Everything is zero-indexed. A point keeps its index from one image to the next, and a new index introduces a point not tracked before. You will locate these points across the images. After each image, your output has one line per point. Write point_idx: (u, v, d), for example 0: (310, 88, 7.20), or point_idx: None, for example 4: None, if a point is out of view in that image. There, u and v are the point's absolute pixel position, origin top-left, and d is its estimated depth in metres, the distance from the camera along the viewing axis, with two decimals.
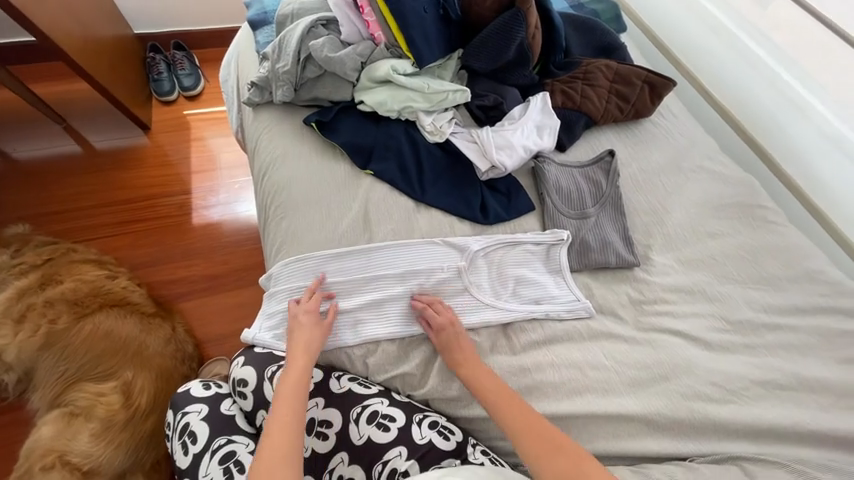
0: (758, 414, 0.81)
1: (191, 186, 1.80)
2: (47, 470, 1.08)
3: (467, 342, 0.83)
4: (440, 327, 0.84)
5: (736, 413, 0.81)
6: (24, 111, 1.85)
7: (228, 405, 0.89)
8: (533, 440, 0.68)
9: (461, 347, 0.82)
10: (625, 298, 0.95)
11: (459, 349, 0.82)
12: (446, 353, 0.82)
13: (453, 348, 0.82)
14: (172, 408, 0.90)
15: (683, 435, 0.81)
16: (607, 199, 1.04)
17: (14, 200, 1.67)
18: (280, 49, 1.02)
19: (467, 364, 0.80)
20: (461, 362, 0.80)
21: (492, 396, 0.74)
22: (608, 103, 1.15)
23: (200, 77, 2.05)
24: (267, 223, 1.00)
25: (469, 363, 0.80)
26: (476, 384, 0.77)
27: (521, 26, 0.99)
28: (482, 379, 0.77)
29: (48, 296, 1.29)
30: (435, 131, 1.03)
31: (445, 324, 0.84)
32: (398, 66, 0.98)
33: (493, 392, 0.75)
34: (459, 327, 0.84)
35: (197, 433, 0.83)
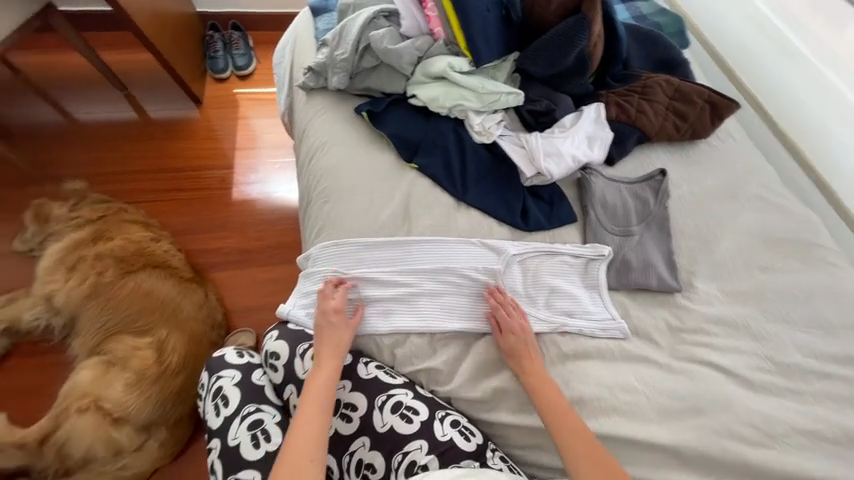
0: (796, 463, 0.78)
1: (234, 162, 1.87)
2: (83, 412, 1.16)
3: (534, 350, 0.83)
4: (512, 331, 0.84)
5: (772, 458, 0.78)
6: (90, 76, 1.96)
7: (259, 375, 0.92)
8: (590, 464, 0.70)
9: (530, 357, 0.82)
10: (662, 323, 0.92)
11: (527, 357, 0.82)
12: (513, 360, 0.82)
13: (522, 357, 0.82)
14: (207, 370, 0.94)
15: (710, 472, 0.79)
16: (653, 219, 1.01)
17: (74, 158, 1.78)
18: (340, 36, 1.03)
19: (535, 373, 0.80)
20: (530, 372, 0.80)
21: (555, 413, 0.75)
22: (665, 120, 1.10)
23: (253, 58, 2.11)
24: (310, 206, 1.03)
25: (536, 374, 0.80)
26: (540, 397, 0.77)
27: (584, 34, 0.97)
28: (547, 394, 0.77)
29: (98, 249, 1.37)
30: (484, 132, 1.02)
31: (515, 328, 0.84)
32: (454, 63, 0.98)
33: (553, 405, 0.76)
34: (530, 335, 0.84)
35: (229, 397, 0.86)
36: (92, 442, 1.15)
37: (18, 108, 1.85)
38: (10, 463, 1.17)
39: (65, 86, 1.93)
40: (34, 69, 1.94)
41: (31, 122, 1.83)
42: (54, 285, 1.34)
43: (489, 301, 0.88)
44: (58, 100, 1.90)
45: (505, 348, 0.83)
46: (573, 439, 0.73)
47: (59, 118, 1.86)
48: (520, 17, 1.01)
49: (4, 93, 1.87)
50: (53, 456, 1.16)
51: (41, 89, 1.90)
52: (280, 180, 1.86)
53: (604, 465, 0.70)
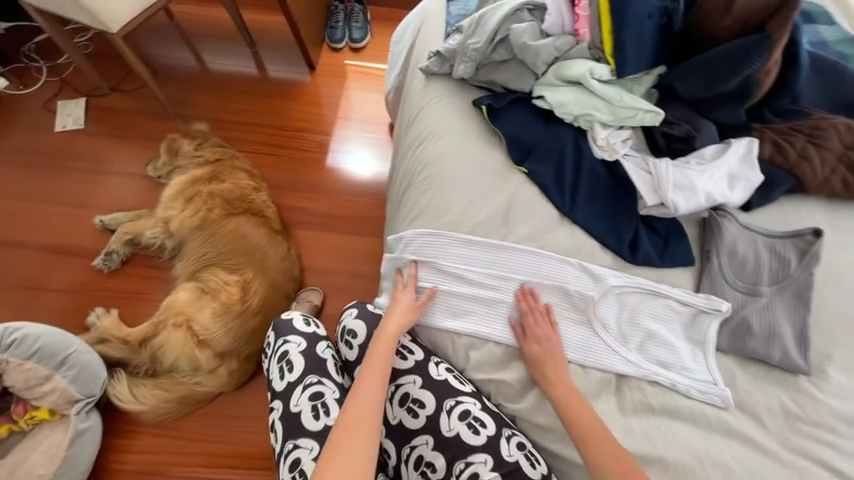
0: None
1: (333, 130, 1.97)
2: (177, 327, 1.33)
3: (562, 364, 0.80)
4: (536, 338, 0.82)
5: None
6: (226, 29, 2.16)
7: (322, 349, 0.95)
8: None
9: (555, 365, 0.79)
10: (777, 405, 0.80)
11: (550, 363, 0.79)
12: (536, 364, 0.80)
13: (545, 364, 0.79)
14: (275, 331, 0.99)
15: None
16: (790, 284, 0.86)
17: (202, 102, 1.99)
18: (476, 24, 1.01)
19: (556, 380, 0.77)
20: (552, 381, 0.77)
21: (580, 423, 0.72)
22: (833, 172, 0.93)
23: (368, 32, 2.17)
24: (410, 190, 1.03)
25: (561, 382, 0.77)
26: (565, 406, 0.74)
27: (760, 57, 0.82)
28: (572, 403, 0.74)
29: (212, 188, 1.53)
30: (606, 147, 0.94)
31: (540, 336, 0.82)
32: (595, 69, 0.90)
33: (584, 421, 0.72)
34: (557, 342, 0.82)
35: (294, 364, 0.91)
36: (179, 355, 1.31)
37: (166, 49, 2.10)
38: (115, 354, 1.37)
39: (205, 36, 2.14)
40: (183, 17, 2.17)
41: (173, 64, 2.07)
42: (173, 212, 1.53)
43: (520, 301, 0.86)
44: (198, 48, 2.12)
45: (526, 355, 0.81)
46: (599, 448, 0.69)
47: (196, 64, 2.08)
48: (682, 28, 0.91)
49: (157, 35, 2.13)
50: (147, 356, 1.35)
51: (186, 36, 2.14)
52: (351, 151, 1.93)
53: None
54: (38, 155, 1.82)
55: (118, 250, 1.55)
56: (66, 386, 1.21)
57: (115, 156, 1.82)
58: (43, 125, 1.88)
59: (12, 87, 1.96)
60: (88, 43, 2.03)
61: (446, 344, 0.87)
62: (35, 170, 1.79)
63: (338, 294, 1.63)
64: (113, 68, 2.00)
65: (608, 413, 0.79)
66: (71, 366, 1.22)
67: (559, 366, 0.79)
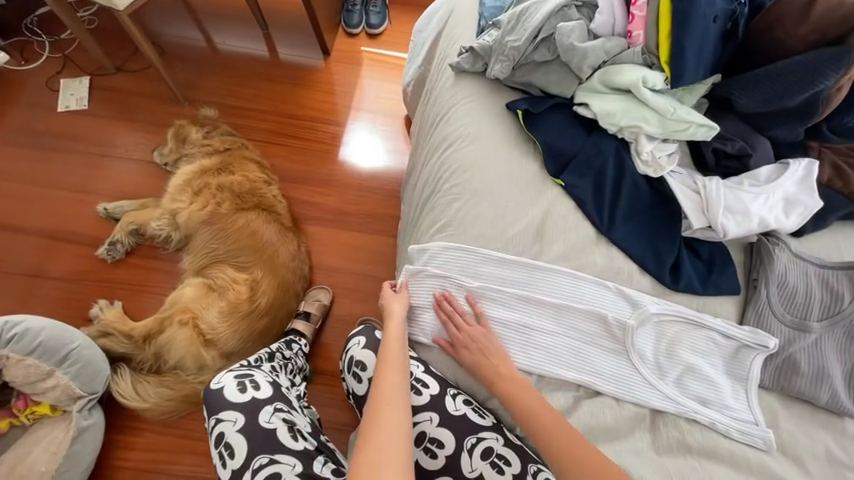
0: None
1: (346, 121, 1.88)
2: (182, 326, 1.28)
3: (504, 364, 0.75)
4: (465, 344, 0.78)
5: None
6: (237, 8, 2.06)
7: (266, 417, 0.81)
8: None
9: (492, 364, 0.75)
10: (821, 450, 0.75)
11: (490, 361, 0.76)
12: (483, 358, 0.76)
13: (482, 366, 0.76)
14: (207, 408, 0.85)
15: None
16: (843, 320, 0.80)
17: (211, 85, 1.90)
18: (517, 20, 0.92)
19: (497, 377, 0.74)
20: (493, 382, 0.73)
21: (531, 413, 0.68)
22: None
23: (386, 18, 2.06)
24: (434, 198, 0.96)
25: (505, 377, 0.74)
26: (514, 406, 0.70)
27: (836, 71, 0.74)
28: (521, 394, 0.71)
29: (221, 180, 1.46)
30: (652, 163, 0.87)
31: (467, 340, 0.78)
32: (649, 78, 0.82)
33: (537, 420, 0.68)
34: (489, 341, 0.78)
35: (235, 447, 0.78)
36: (184, 354, 1.27)
37: (173, 27, 2.00)
38: (118, 349, 1.33)
39: (216, 15, 2.04)
40: None
41: (181, 42, 1.98)
42: (180, 205, 1.46)
43: (438, 310, 0.82)
44: (207, 27, 2.02)
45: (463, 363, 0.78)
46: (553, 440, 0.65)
47: (205, 45, 1.98)
48: (746, 35, 0.84)
49: (165, 11, 2.03)
50: (152, 353, 1.31)
51: (195, 13, 2.04)
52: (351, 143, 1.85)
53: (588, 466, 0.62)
54: (39, 137, 1.74)
55: (122, 240, 1.50)
56: (68, 383, 1.17)
57: (119, 140, 1.75)
58: (44, 104, 1.80)
59: (13, 62, 1.87)
60: (93, 18, 1.93)
61: (472, 373, 0.80)
62: (36, 152, 1.72)
63: (347, 294, 1.57)
64: (118, 46, 1.91)
65: (642, 452, 0.74)
66: (74, 362, 1.18)
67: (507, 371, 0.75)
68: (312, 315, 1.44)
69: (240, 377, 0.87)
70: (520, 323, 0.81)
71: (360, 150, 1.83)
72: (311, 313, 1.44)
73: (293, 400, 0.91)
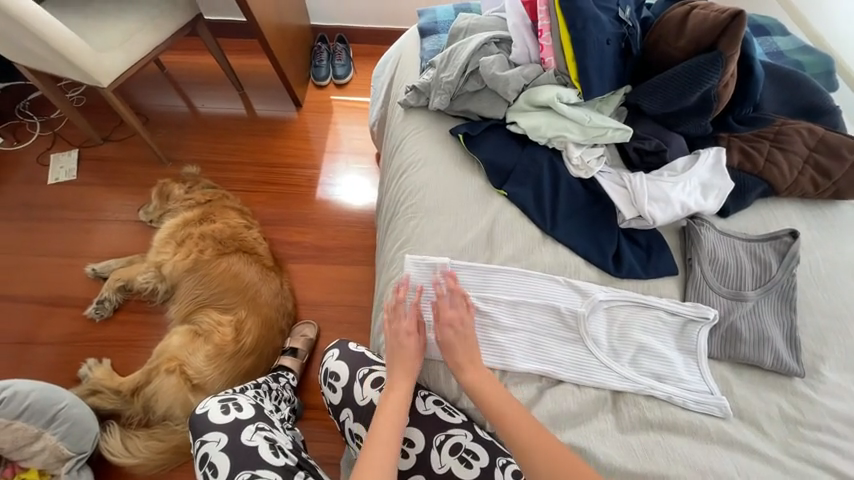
0: None
1: (321, 163, 2.01)
2: (169, 373, 1.29)
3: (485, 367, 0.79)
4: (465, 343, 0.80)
5: None
6: (215, 75, 2.25)
7: (248, 435, 0.85)
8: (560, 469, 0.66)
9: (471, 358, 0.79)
10: (775, 410, 0.79)
11: (464, 347, 0.80)
12: (447, 354, 0.79)
13: (458, 347, 0.80)
14: (192, 432, 0.89)
15: None
16: (774, 286, 0.87)
17: (193, 145, 2.03)
18: (448, 59, 1.06)
19: (468, 364, 0.78)
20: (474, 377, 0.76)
21: (491, 403, 0.74)
22: (801, 173, 0.96)
23: (351, 69, 2.26)
24: (395, 220, 1.04)
25: (473, 367, 0.78)
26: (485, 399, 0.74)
27: (717, 72, 0.86)
28: (479, 380, 0.76)
29: (202, 230, 1.53)
30: (582, 166, 0.98)
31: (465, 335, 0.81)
32: (563, 94, 0.95)
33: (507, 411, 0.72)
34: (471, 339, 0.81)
35: (217, 466, 0.81)
36: (173, 402, 1.27)
37: (156, 98, 2.17)
38: (107, 406, 1.35)
39: (196, 83, 2.23)
40: (173, 66, 2.26)
41: (164, 110, 2.14)
42: (164, 257, 1.52)
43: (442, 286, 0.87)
44: (188, 94, 2.19)
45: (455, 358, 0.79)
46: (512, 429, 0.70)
47: (186, 109, 2.14)
48: (640, 51, 0.99)
49: (148, 84, 2.21)
50: (140, 406, 1.32)
51: (176, 83, 2.22)
52: (339, 182, 1.96)
53: (550, 450, 0.67)
54: (31, 209, 1.84)
55: (110, 297, 1.55)
56: (57, 443, 1.18)
57: (107, 205, 1.85)
58: (36, 179, 1.91)
59: (6, 144, 2.01)
60: (81, 97, 2.11)
61: (440, 376, 0.85)
62: (29, 224, 1.81)
63: (333, 326, 1.62)
64: (106, 120, 2.06)
65: (606, 432, 0.78)
66: (62, 422, 1.18)
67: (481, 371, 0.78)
68: (298, 350, 1.49)
69: (223, 400, 0.92)
70: (500, 324, 0.87)
71: (350, 190, 1.94)
72: (298, 348, 1.49)
73: (275, 421, 0.97)
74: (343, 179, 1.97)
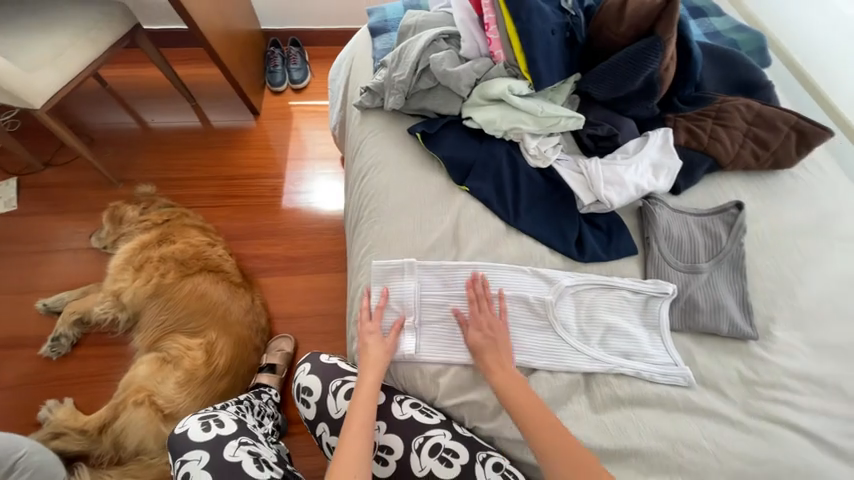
0: None
1: (285, 171, 1.95)
2: (138, 405, 1.22)
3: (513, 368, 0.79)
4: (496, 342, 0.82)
5: None
6: (163, 87, 2.14)
7: (231, 451, 0.82)
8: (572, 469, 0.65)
9: (499, 357, 0.80)
10: (735, 374, 0.83)
11: (493, 352, 0.80)
12: (480, 359, 0.80)
13: (488, 353, 0.80)
14: (172, 453, 0.85)
15: None
16: (726, 256, 0.92)
17: (145, 163, 1.93)
18: (398, 58, 1.04)
19: (498, 368, 0.78)
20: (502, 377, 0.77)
21: (518, 404, 0.73)
22: (742, 147, 1.02)
23: (308, 72, 2.21)
24: (360, 224, 1.02)
25: (504, 371, 0.78)
26: (512, 400, 0.74)
27: (657, 57, 0.90)
28: (508, 383, 0.76)
29: (162, 251, 1.45)
30: (539, 156, 0.99)
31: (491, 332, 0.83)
32: (514, 86, 0.95)
33: (533, 415, 0.71)
34: (502, 338, 0.82)
35: None
36: (144, 435, 1.21)
37: (100, 115, 2.05)
38: (74, 447, 1.27)
39: (143, 97, 2.11)
40: (116, 81, 2.13)
41: (111, 128, 2.02)
42: (122, 283, 1.43)
43: (470, 291, 0.87)
44: (136, 109, 2.07)
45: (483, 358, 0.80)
46: (537, 428, 0.69)
47: (134, 125, 2.03)
48: (585, 39, 1.00)
49: (90, 102, 2.07)
50: (110, 443, 1.25)
51: (122, 99, 2.09)
52: (305, 189, 1.91)
53: (568, 450, 0.67)
54: None
55: (66, 333, 1.46)
56: None
57: (55, 234, 1.73)
58: None
59: None
60: (15, 120, 1.95)
61: (416, 378, 0.84)
62: None
63: (311, 337, 1.58)
64: (46, 143, 1.92)
65: (581, 415, 0.80)
66: (23, 471, 1.01)
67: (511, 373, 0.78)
68: (276, 366, 1.45)
69: (204, 417, 0.88)
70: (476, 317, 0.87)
71: (317, 196, 1.90)
72: (275, 364, 1.45)
73: (259, 435, 0.93)
74: (309, 186, 1.92)
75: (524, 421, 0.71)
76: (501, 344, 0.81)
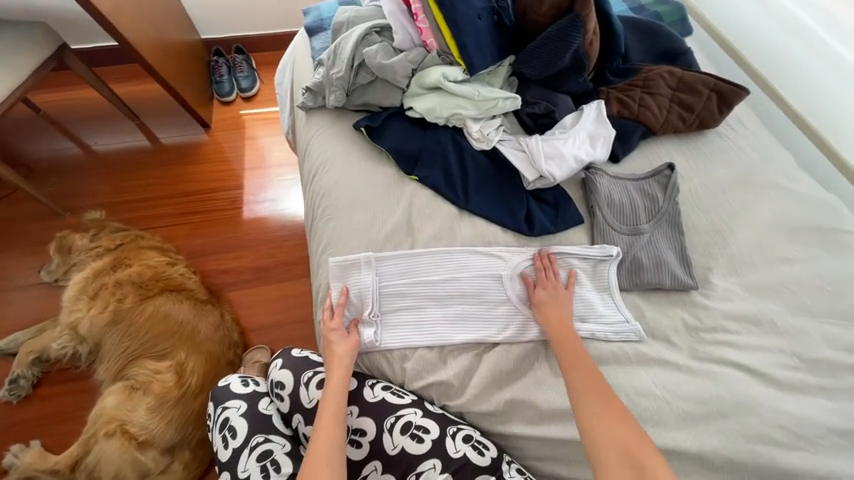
0: (805, 457, 0.78)
1: (244, 182, 1.91)
2: (110, 436, 1.19)
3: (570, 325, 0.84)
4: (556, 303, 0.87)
5: (787, 457, 0.77)
6: (103, 108, 2.04)
7: (265, 405, 0.93)
8: (605, 411, 0.70)
9: (559, 312, 0.85)
10: (679, 323, 0.89)
11: (553, 309, 0.86)
12: (539, 313, 0.86)
13: (549, 309, 0.86)
14: (213, 401, 0.95)
15: (728, 472, 0.77)
16: (663, 215, 0.98)
17: (93, 189, 1.84)
18: (334, 55, 1.05)
19: (558, 322, 0.84)
20: (558, 330, 0.83)
21: (570, 355, 0.79)
22: (669, 112, 1.08)
23: (256, 79, 2.16)
24: (315, 225, 1.02)
25: (560, 325, 0.84)
26: (563, 352, 0.80)
27: (579, 32, 0.96)
28: (563, 336, 0.82)
29: (118, 276, 1.40)
30: (482, 139, 1.02)
31: (550, 292, 0.88)
32: (448, 73, 0.98)
33: (578, 368, 0.76)
34: (563, 299, 0.88)
35: (237, 428, 0.88)
36: (119, 467, 1.17)
37: (37, 143, 1.93)
38: None
39: (82, 120, 2.01)
40: (50, 105, 2.02)
41: (50, 156, 1.91)
42: (78, 314, 1.37)
43: (538, 260, 0.93)
44: (76, 133, 1.98)
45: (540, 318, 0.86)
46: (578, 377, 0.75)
47: (76, 150, 1.93)
48: (512, 22, 1.03)
49: (24, 130, 1.96)
50: None
51: (59, 124, 1.99)
52: (266, 197, 1.88)
53: (603, 394, 0.72)
54: None
55: (24, 374, 1.39)
56: None
57: (0, 273, 1.63)
58: None
59: None
60: None
61: (382, 362, 0.86)
62: None
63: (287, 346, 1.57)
64: None
65: (543, 381, 0.84)
66: None
67: (566, 327, 0.83)
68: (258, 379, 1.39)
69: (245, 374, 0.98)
70: (437, 299, 0.90)
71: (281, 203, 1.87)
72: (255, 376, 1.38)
73: None
74: (271, 194, 1.89)
75: (570, 370, 0.77)
76: (561, 303, 0.87)
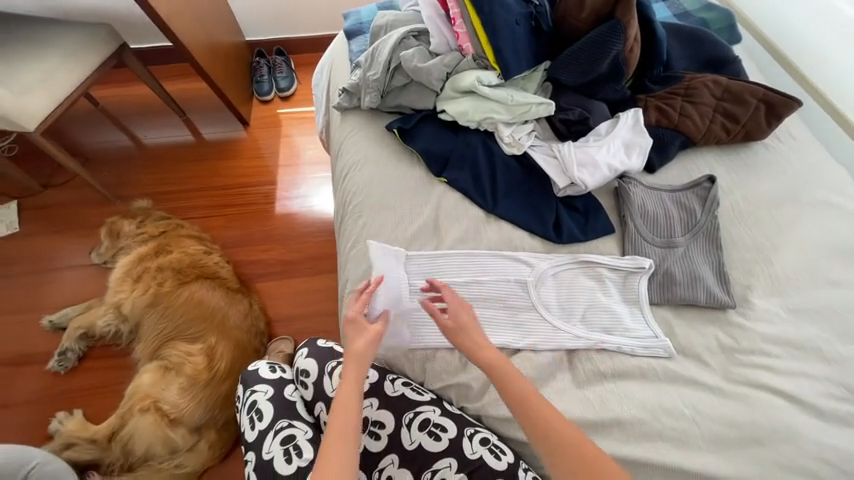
0: None
1: (277, 178, 1.99)
2: (144, 412, 1.26)
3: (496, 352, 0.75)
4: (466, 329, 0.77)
5: None
6: (154, 104, 2.18)
7: (290, 392, 0.96)
8: (567, 452, 0.63)
9: (474, 338, 0.76)
10: (713, 342, 0.85)
11: (469, 332, 0.76)
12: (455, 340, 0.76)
13: (462, 334, 0.76)
14: (242, 384, 0.99)
15: None
16: (701, 229, 0.94)
17: (141, 179, 1.97)
18: (371, 58, 1.07)
19: (480, 347, 0.75)
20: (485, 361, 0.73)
21: (509, 384, 0.70)
22: (712, 122, 1.04)
23: (295, 80, 2.24)
24: (344, 222, 1.05)
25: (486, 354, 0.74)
26: (499, 381, 0.71)
27: (619, 39, 0.94)
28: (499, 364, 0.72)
29: (159, 262, 1.49)
30: (514, 143, 1.02)
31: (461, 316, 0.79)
32: (483, 77, 0.99)
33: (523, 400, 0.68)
34: (468, 321, 0.78)
35: (264, 411, 0.91)
36: (152, 441, 1.24)
37: (94, 135, 2.09)
38: (85, 457, 1.30)
39: (135, 114, 2.16)
40: (108, 100, 2.18)
41: (105, 147, 2.06)
42: (122, 295, 1.47)
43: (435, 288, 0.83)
44: (129, 126, 2.12)
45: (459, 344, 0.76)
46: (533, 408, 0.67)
47: (128, 142, 2.08)
48: (551, 28, 1.02)
49: (84, 122, 2.12)
50: (119, 451, 1.27)
51: (115, 118, 2.14)
52: (301, 194, 1.95)
53: (560, 430, 0.65)
54: None
55: (72, 347, 1.51)
56: None
57: (57, 253, 1.77)
58: None
59: None
60: (12, 145, 2.00)
61: (403, 358, 0.87)
62: None
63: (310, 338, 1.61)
64: (44, 165, 1.97)
65: (565, 389, 0.82)
66: None
67: (496, 356, 0.73)
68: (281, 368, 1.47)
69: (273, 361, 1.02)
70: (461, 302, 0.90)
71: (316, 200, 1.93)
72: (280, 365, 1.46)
73: None
74: (307, 191, 1.96)
75: (514, 402, 0.68)
76: (472, 328, 0.77)
